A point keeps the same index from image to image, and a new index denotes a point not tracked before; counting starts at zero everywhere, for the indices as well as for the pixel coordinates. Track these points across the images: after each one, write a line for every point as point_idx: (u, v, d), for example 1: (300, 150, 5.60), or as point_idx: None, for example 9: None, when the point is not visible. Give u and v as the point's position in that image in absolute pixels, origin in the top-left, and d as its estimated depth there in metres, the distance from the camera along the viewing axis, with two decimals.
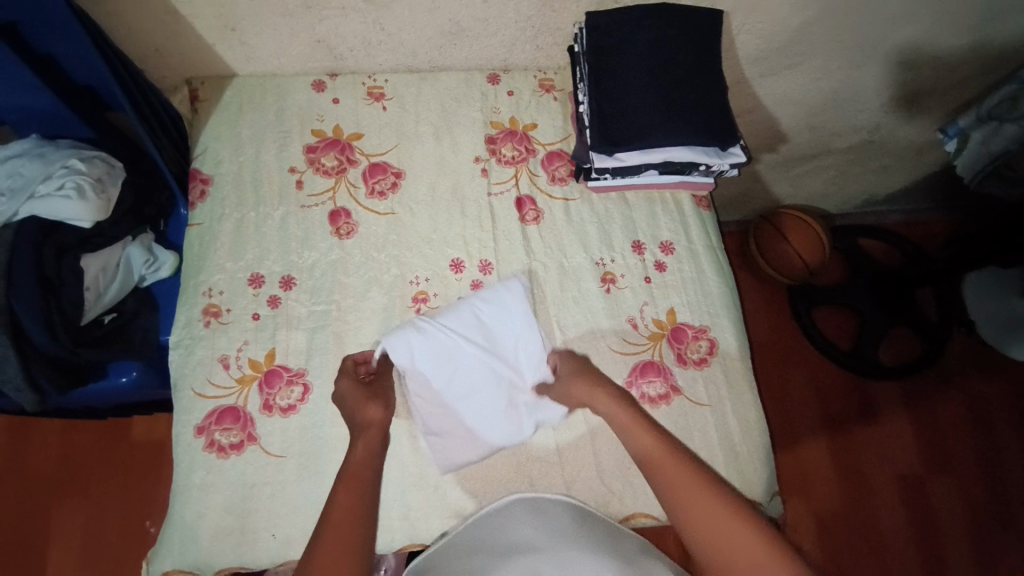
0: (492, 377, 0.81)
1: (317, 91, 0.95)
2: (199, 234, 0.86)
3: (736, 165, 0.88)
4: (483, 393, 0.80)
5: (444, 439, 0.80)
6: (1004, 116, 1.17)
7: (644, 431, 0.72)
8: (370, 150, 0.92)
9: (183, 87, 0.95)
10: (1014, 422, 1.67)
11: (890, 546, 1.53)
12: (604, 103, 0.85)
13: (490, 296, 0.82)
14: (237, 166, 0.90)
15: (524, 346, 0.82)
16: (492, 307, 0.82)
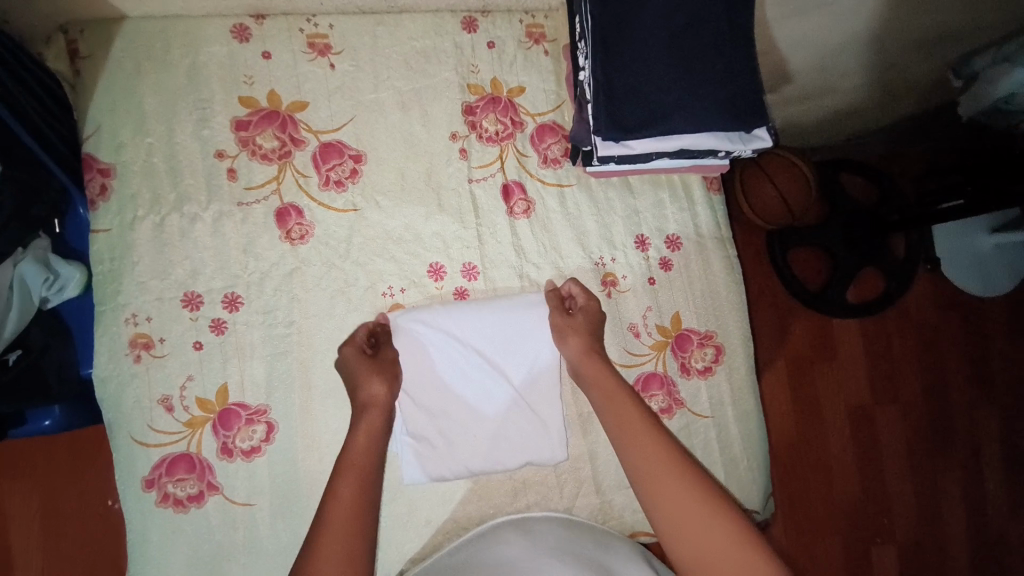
0: (495, 394, 0.75)
1: (240, 41, 0.73)
2: (109, 245, 0.69)
3: (757, 150, 0.76)
4: (484, 408, 0.74)
5: (433, 450, 0.73)
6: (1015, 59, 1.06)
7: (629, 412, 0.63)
8: (319, 126, 0.74)
9: (58, 39, 0.70)
10: (959, 354, 1.78)
11: (833, 468, 1.66)
12: (613, 74, 0.69)
13: (514, 304, 0.75)
14: (145, 150, 0.70)
15: (535, 368, 0.76)
16: (511, 322, 0.75)
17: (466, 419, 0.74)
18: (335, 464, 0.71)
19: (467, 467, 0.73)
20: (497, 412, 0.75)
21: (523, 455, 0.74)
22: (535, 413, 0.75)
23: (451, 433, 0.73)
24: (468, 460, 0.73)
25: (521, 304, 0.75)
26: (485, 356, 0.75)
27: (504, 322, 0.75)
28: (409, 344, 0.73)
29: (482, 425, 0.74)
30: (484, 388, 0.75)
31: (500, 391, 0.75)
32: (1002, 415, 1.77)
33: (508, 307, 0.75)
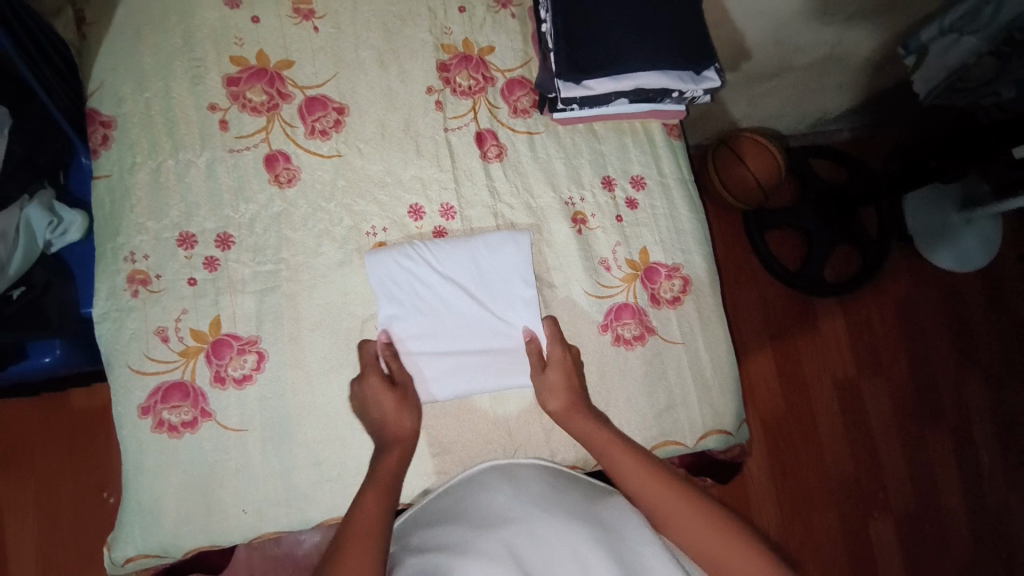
0: (478, 324, 0.79)
1: (232, 7, 0.80)
2: (110, 188, 0.74)
3: (710, 91, 0.82)
4: (467, 338, 0.78)
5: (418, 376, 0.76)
6: (963, 29, 1.06)
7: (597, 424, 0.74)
8: (304, 82, 0.80)
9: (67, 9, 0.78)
10: (938, 325, 1.82)
11: (822, 441, 1.68)
12: (571, 22, 0.76)
13: (494, 239, 0.79)
14: (143, 104, 0.76)
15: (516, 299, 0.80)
16: (491, 255, 0.79)
17: (450, 346, 0.77)
18: (324, 393, 0.75)
19: (453, 391, 0.77)
20: (480, 338, 0.79)
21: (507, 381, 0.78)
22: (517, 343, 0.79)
23: (436, 358, 0.77)
24: (453, 383, 0.77)
25: (499, 237, 0.80)
26: (469, 286, 0.79)
27: (485, 254, 0.79)
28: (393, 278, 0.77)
29: (467, 350, 0.78)
30: (467, 320, 0.78)
31: (484, 319, 0.79)
32: (985, 382, 1.80)
33: (488, 243, 0.79)
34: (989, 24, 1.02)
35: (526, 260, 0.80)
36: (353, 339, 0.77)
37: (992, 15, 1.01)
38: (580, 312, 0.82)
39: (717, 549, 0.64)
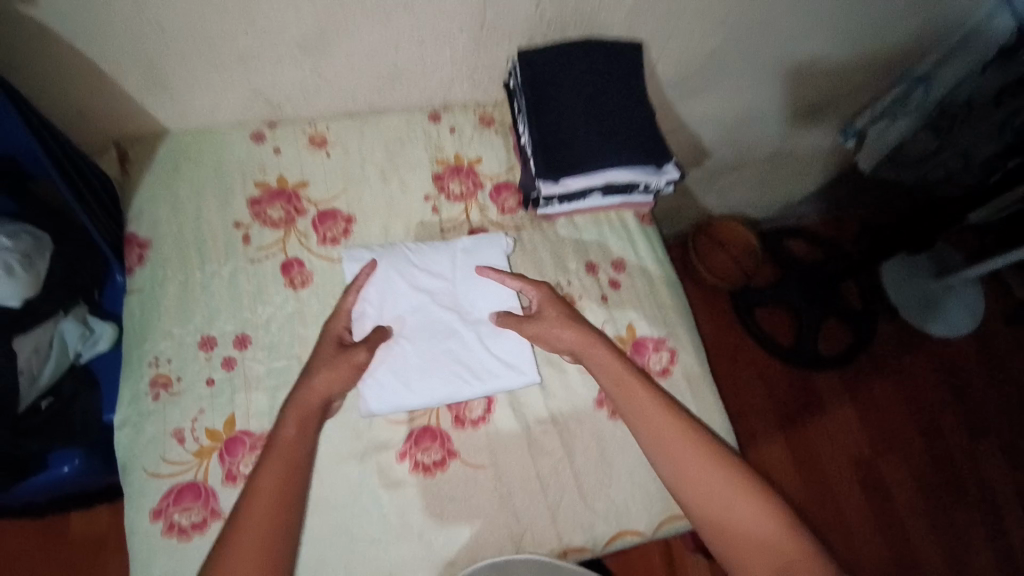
0: (448, 328, 0.86)
1: (257, 142, 0.93)
2: (140, 301, 0.82)
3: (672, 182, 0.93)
4: (438, 340, 0.85)
5: (389, 379, 0.81)
6: (897, 113, 1.30)
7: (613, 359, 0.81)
8: (317, 198, 0.92)
9: (110, 148, 0.91)
10: (944, 397, 1.83)
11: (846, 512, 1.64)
12: (546, 135, 0.88)
13: (472, 242, 0.91)
14: (176, 226, 0.86)
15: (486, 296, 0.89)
16: (470, 256, 0.90)
17: (426, 346, 0.84)
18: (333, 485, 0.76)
19: (430, 396, 0.81)
20: (450, 334, 0.86)
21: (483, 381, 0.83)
22: (488, 346, 0.86)
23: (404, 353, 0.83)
24: (433, 394, 0.81)
25: (478, 242, 0.91)
26: (443, 282, 0.88)
27: (462, 259, 0.90)
28: (357, 264, 0.87)
29: (436, 347, 0.84)
30: (439, 326, 0.86)
31: (464, 314, 0.87)
32: (1006, 455, 1.77)
33: (465, 248, 0.91)
34: (920, 106, 1.26)
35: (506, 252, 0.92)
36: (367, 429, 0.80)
37: (922, 99, 1.25)
38: (574, 387, 0.86)
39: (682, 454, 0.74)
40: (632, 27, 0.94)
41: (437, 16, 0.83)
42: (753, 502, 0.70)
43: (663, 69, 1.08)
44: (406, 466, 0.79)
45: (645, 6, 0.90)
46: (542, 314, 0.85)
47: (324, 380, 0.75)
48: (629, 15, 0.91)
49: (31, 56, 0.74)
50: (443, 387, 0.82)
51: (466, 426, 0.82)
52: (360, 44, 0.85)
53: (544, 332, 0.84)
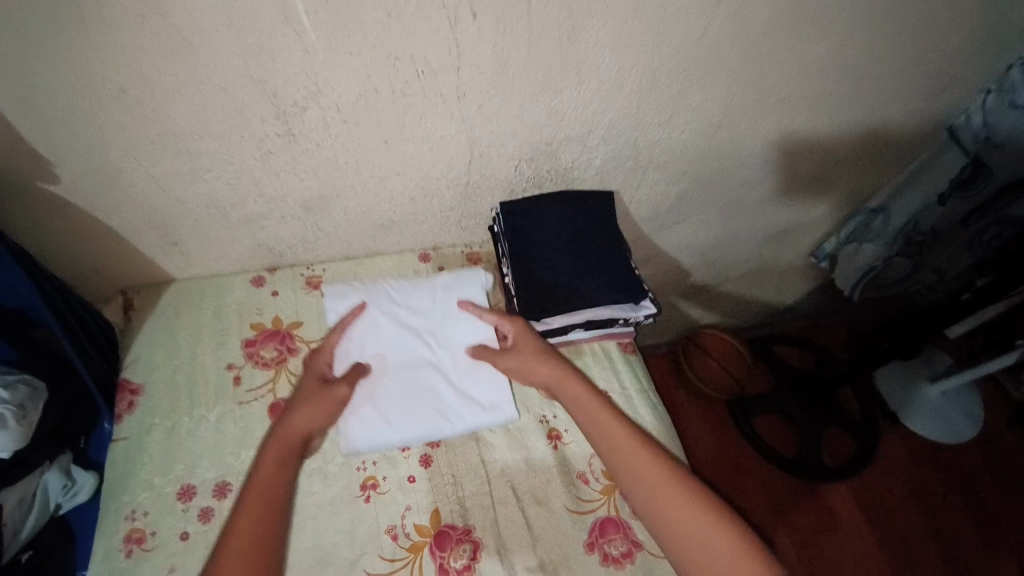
0: (420, 367, 0.93)
1: (257, 285, 1.00)
2: (124, 449, 0.82)
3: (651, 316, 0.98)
4: (411, 382, 0.91)
5: (362, 422, 0.87)
6: (862, 238, 1.44)
7: (592, 402, 0.88)
8: (309, 337, 0.96)
9: (117, 297, 0.97)
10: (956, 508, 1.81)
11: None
12: (528, 276, 0.96)
13: (451, 278, 1.00)
14: (170, 370, 0.89)
15: (460, 336, 0.96)
16: (449, 293, 0.99)
17: (402, 386, 0.91)
18: None
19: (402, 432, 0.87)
20: (424, 372, 0.93)
21: (457, 414, 0.89)
22: (463, 388, 0.92)
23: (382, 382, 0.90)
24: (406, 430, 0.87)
25: (457, 278, 1.00)
26: (425, 322, 0.97)
27: (441, 302, 0.98)
28: (345, 301, 0.96)
29: (410, 385, 0.91)
30: (413, 362, 0.93)
31: (436, 351, 0.95)
32: None
33: (445, 283, 1.00)
34: (881, 232, 1.41)
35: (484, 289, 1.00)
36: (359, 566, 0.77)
37: (881, 227, 1.40)
38: (562, 530, 0.83)
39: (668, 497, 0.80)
40: (604, 179, 1.04)
41: (426, 179, 0.93)
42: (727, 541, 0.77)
43: (636, 208, 1.17)
44: None
45: (614, 163, 1.01)
46: (518, 347, 0.93)
47: (303, 417, 0.82)
48: (600, 171, 1.02)
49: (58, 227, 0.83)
50: (414, 425, 0.87)
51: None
52: (358, 202, 0.94)
53: (520, 367, 0.91)
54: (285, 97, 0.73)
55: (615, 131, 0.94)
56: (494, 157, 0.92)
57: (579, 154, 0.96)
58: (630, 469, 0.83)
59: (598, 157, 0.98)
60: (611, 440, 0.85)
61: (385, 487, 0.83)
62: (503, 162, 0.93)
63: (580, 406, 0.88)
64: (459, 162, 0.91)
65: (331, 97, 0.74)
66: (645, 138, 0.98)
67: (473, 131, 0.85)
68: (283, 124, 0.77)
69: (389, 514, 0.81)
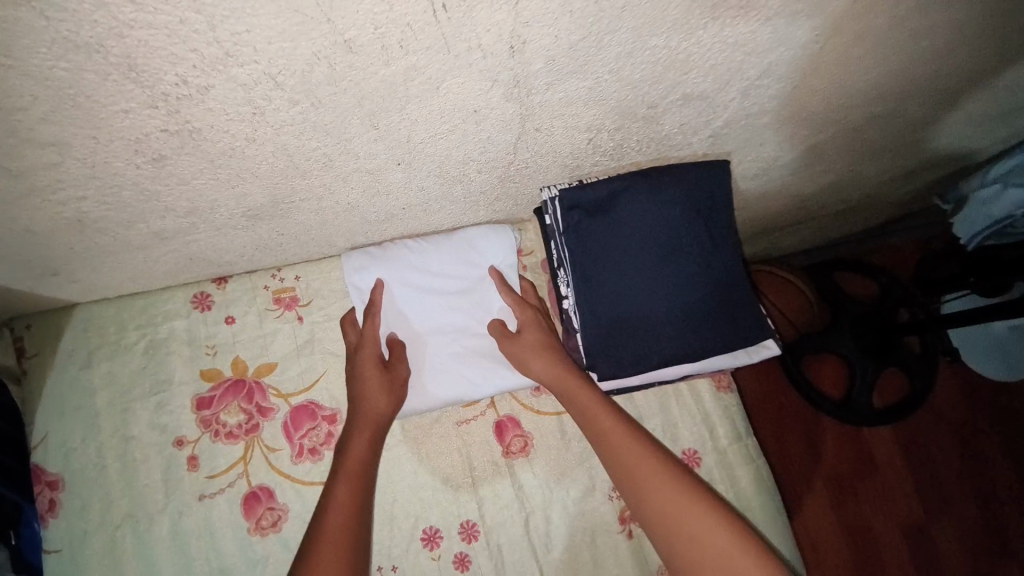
0: (445, 329, 0.71)
1: (202, 310, 0.69)
2: (58, 567, 0.61)
3: None
4: (444, 348, 0.71)
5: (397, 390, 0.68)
6: (1008, 179, 1.02)
7: (590, 395, 0.65)
8: (287, 388, 0.68)
9: (3, 333, 0.67)
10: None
11: (877, 541, 1.39)
12: (601, 312, 0.66)
13: (476, 230, 0.72)
14: (97, 451, 0.64)
15: (484, 299, 0.72)
16: (470, 246, 0.72)
17: (436, 351, 0.70)
18: None
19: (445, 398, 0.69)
20: (451, 337, 0.71)
21: (490, 384, 0.70)
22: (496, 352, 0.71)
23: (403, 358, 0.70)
24: (445, 394, 0.69)
25: (478, 231, 0.72)
26: (448, 275, 0.71)
27: (466, 254, 0.71)
28: (367, 275, 0.69)
29: (438, 350, 0.70)
30: (438, 323, 0.71)
31: (446, 312, 0.71)
32: None
33: (467, 237, 0.72)
34: None
35: (511, 256, 0.73)
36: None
37: None
38: None
39: (709, 538, 0.56)
40: (717, 143, 0.67)
41: (445, 165, 0.57)
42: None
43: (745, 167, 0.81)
44: None
45: (739, 122, 0.64)
46: (523, 335, 0.69)
47: (379, 398, 0.65)
48: (716, 134, 0.65)
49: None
50: (449, 390, 0.69)
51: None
52: (340, 198, 0.60)
53: (518, 358, 0.68)
54: (158, 73, 0.36)
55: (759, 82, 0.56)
56: (557, 129, 0.55)
57: (692, 116, 0.59)
58: (650, 501, 0.59)
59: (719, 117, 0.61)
60: (621, 456, 0.62)
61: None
62: (570, 135, 0.57)
63: (587, 406, 0.64)
64: (497, 141, 0.55)
65: (253, 65, 0.37)
66: (800, 86, 0.59)
67: (526, 100, 0.49)
68: (170, 113, 0.40)
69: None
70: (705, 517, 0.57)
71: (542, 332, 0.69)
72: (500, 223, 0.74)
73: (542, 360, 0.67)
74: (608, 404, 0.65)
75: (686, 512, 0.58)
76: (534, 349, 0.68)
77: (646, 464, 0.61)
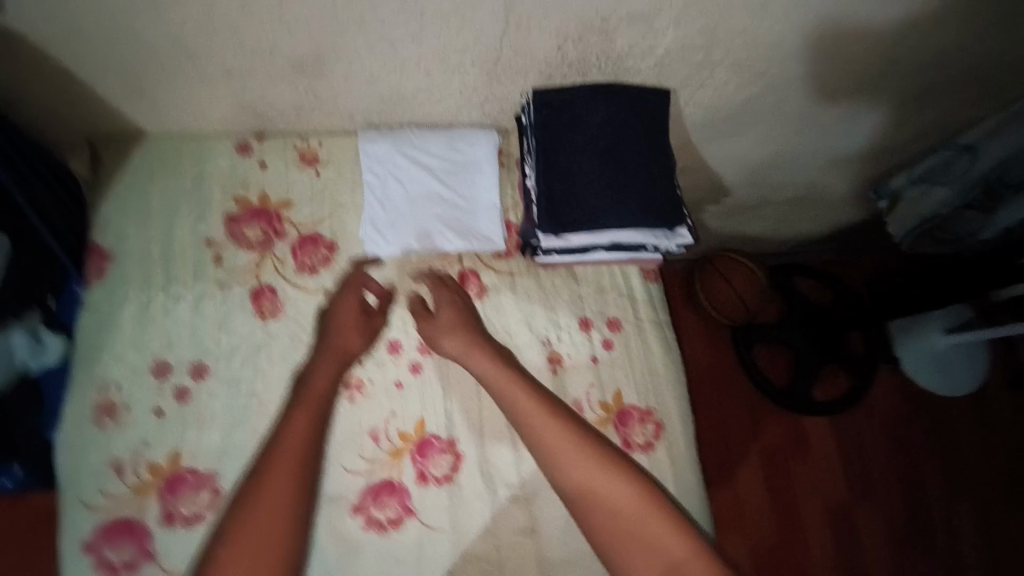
0: (430, 197, 0.88)
1: (242, 153, 0.87)
2: (97, 317, 0.77)
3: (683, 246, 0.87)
4: (425, 210, 0.87)
5: (382, 232, 0.85)
6: (936, 179, 1.18)
7: (498, 368, 0.77)
8: (299, 221, 0.86)
9: (83, 147, 0.84)
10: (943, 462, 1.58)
11: (801, 515, 1.48)
12: (552, 182, 0.83)
13: (471, 130, 0.91)
14: (145, 241, 0.81)
15: (467, 182, 0.90)
16: (461, 141, 0.90)
17: (422, 209, 0.87)
18: None
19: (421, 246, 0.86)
20: (433, 204, 0.87)
21: (459, 243, 0.87)
22: (469, 221, 0.88)
23: (396, 208, 0.86)
24: (421, 243, 0.86)
25: (470, 131, 0.91)
26: (439, 156, 0.89)
27: (459, 144, 0.90)
28: (377, 143, 0.88)
29: (419, 211, 0.87)
30: (424, 192, 0.88)
31: (434, 185, 0.88)
32: (985, 528, 1.53)
33: (461, 133, 0.90)
34: (963, 176, 1.15)
35: (493, 153, 0.91)
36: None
37: (966, 167, 1.15)
38: None
39: (603, 485, 0.69)
40: (662, 75, 0.88)
41: (447, 46, 0.77)
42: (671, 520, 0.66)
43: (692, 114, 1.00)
44: (360, 520, 0.73)
45: (678, 54, 0.85)
46: (439, 312, 0.81)
47: (352, 333, 0.77)
48: (661, 63, 0.85)
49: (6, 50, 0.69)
50: (425, 241, 0.86)
51: (429, 483, 0.76)
52: (369, 67, 0.79)
53: (436, 333, 0.80)
54: None
55: (686, 9, 0.78)
56: (536, 25, 0.76)
57: (638, 37, 0.80)
58: (556, 454, 0.71)
59: (660, 44, 0.82)
60: (531, 420, 0.73)
61: (370, 389, 0.79)
62: (542, 37, 0.77)
63: (498, 379, 0.77)
64: (487, 27, 0.75)
65: None
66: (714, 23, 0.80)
67: None
68: None
69: (372, 416, 0.78)
70: (604, 467, 0.69)
71: (455, 309, 0.81)
72: (488, 130, 0.93)
73: (451, 337, 0.79)
74: (513, 374, 0.77)
75: (586, 467, 0.70)
76: (449, 317, 0.80)
77: (553, 425, 0.72)
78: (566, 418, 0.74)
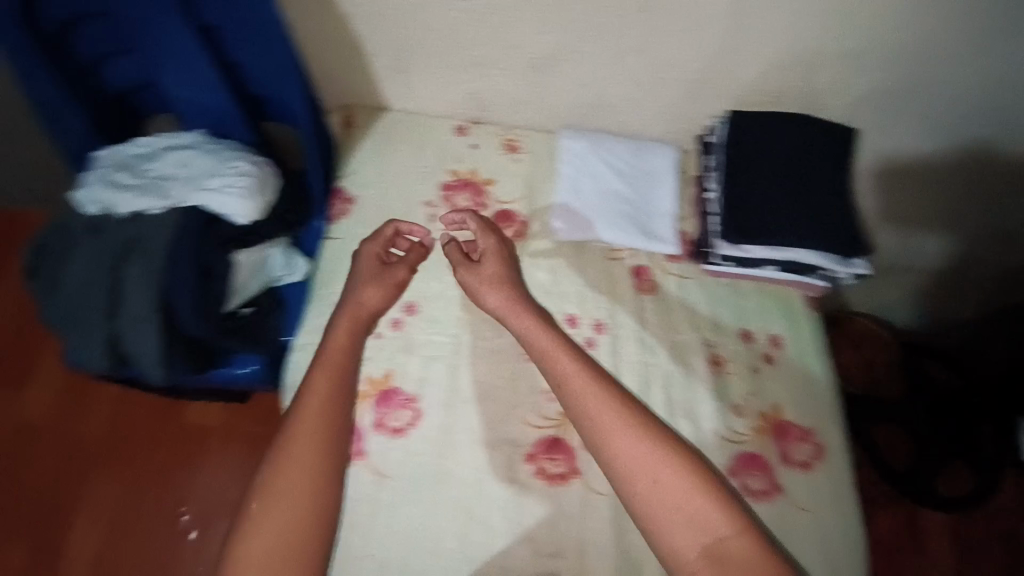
0: (612, 195, 0.96)
1: (459, 134, 1.01)
2: (335, 248, 0.91)
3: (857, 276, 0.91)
4: (607, 205, 0.95)
5: (567, 217, 0.94)
6: None
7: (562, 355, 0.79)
8: (501, 196, 0.97)
9: (338, 111, 1.02)
10: None
11: None
12: (737, 196, 0.90)
13: (654, 147, 1.00)
14: (377, 191, 0.95)
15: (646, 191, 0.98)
16: (645, 155, 1.00)
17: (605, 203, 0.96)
18: (470, 463, 0.79)
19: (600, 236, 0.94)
20: (615, 201, 0.96)
21: (638, 242, 0.94)
22: (646, 223, 0.96)
23: (582, 199, 0.96)
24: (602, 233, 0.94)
25: (653, 146, 1.00)
26: (624, 163, 0.98)
27: (642, 156, 0.99)
28: (572, 142, 0.99)
29: (602, 204, 0.95)
30: (607, 189, 0.97)
31: (616, 185, 0.97)
32: None
33: (645, 148, 1.00)
34: None
35: (672, 170, 1.00)
36: (442, 551, 0.74)
37: None
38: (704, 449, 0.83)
39: (629, 462, 0.72)
40: (844, 113, 0.96)
41: (662, 56, 0.90)
42: (721, 524, 0.68)
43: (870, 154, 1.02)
44: (530, 467, 0.78)
45: (871, 95, 0.93)
46: (483, 263, 0.87)
47: (371, 292, 0.84)
48: (846, 103, 0.94)
49: (335, 17, 0.89)
50: (607, 232, 0.94)
51: None
52: (595, 72, 0.93)
53: (476, 285, 0.86)
54: None
55: (891, 51, 0.87)
56: (755, 48, 0.88)
57: (829, 74, 0.91)
58: (610, 440, 0.74)
59: (858, 82, 0.91)
60: (587, 402, 0.76)
61: None
62: (746, 59, 0.89)
63: (544, 353, 0.80)
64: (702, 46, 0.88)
65: None
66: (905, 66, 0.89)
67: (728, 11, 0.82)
68: None
69: (551, 378, 0.80)
70: (646, 458, 0.72)
71: (496, 261, 0.87)
72: (666, 149, 1.02)
73: (492, 290, 0.85)
74: (568, 347, 0.80)
75: (627, 453, 0.73)
76: (495, 271, 0.86)
77: (610, 413, 0.75)
78: (629, 407, 0.76)
